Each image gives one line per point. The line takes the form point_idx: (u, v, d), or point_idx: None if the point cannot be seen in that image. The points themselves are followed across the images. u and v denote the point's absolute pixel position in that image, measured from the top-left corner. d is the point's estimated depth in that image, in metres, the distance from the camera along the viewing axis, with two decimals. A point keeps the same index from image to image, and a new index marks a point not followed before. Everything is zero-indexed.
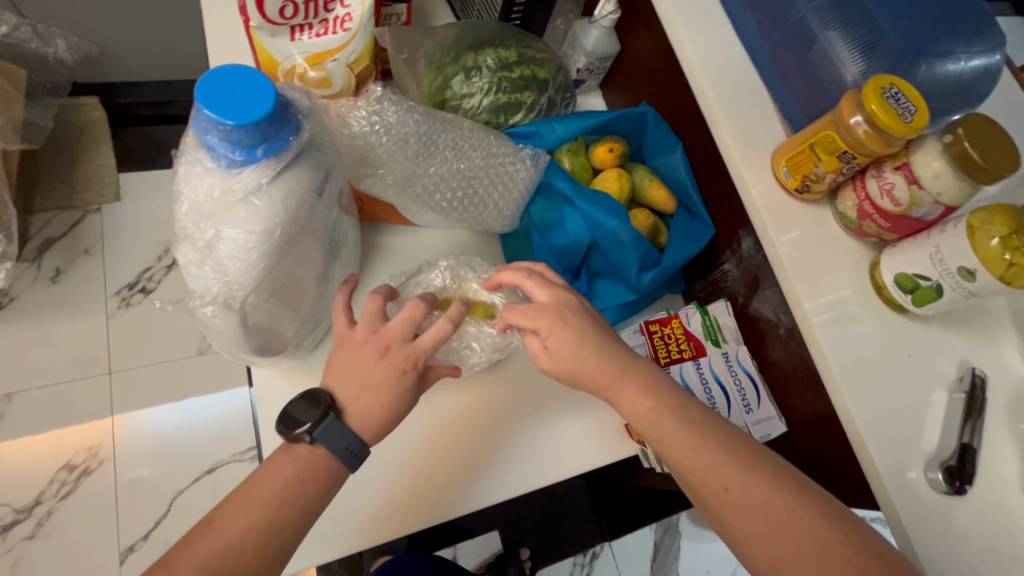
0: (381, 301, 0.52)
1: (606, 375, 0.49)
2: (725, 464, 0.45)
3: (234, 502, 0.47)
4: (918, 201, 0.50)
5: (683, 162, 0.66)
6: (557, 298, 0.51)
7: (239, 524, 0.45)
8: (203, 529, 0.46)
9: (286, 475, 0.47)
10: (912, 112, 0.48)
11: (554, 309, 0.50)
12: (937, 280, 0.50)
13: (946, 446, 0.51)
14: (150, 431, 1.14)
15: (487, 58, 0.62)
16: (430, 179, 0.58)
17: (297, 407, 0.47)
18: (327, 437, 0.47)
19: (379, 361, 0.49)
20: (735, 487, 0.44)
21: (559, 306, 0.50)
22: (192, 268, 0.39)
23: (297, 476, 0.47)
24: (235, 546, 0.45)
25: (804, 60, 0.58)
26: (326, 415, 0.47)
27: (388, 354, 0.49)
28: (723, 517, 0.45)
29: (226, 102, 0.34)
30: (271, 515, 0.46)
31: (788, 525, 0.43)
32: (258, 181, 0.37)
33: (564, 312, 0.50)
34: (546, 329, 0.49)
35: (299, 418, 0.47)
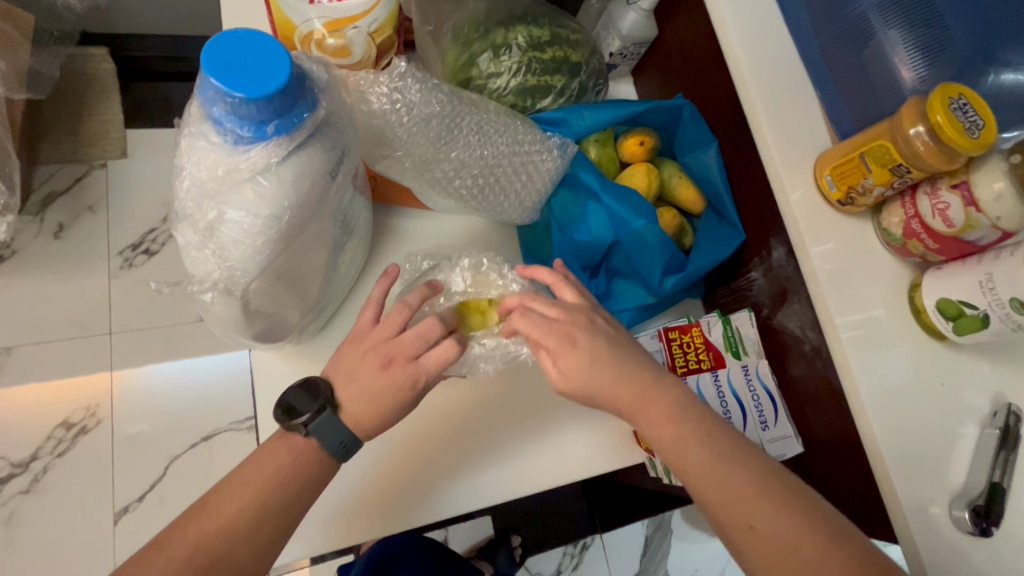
0: (407, 312, 0.49)
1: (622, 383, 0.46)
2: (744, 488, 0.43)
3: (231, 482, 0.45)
4: (974, 223, 0.46)
5: (717, 161, 0.62)
6: (568, 315, 0.49)
7: (235, 508, 0.44)
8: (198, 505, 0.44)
9: (282, 461, 0.45)
10: (980, 126, 0.44)
11: (566, 329, 0.48)
12: (985, 310, 0.47)
13: (974, 483, 0.49)
14: (147, 394, 1.13)
15: (518, 36, 0.58)
16: (451, 164, 0.55)
17: (297, 398, 0.46)
18: (323, 431, 0.46)
19: (380, 372, 0.47)
20: (766, 522, 0.42)
21: (571, 325, 0.48)
22: (192, 250, 0.36)
23: (296, 463, 0.45)
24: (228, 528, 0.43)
25: (858, 60, 0.54)
26: (324, 409, 0.46)
27: (390, 366, 0.47)
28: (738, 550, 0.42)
29: (236, 72, 0.31)
30: (268, 497, 0.44)
31: (814, 560, 0.40)
32: (267, 161, 0.33)
33: (574, 333, 0.48)
34: (555, 347, 0.47)
35: (298, 409, 0.46)
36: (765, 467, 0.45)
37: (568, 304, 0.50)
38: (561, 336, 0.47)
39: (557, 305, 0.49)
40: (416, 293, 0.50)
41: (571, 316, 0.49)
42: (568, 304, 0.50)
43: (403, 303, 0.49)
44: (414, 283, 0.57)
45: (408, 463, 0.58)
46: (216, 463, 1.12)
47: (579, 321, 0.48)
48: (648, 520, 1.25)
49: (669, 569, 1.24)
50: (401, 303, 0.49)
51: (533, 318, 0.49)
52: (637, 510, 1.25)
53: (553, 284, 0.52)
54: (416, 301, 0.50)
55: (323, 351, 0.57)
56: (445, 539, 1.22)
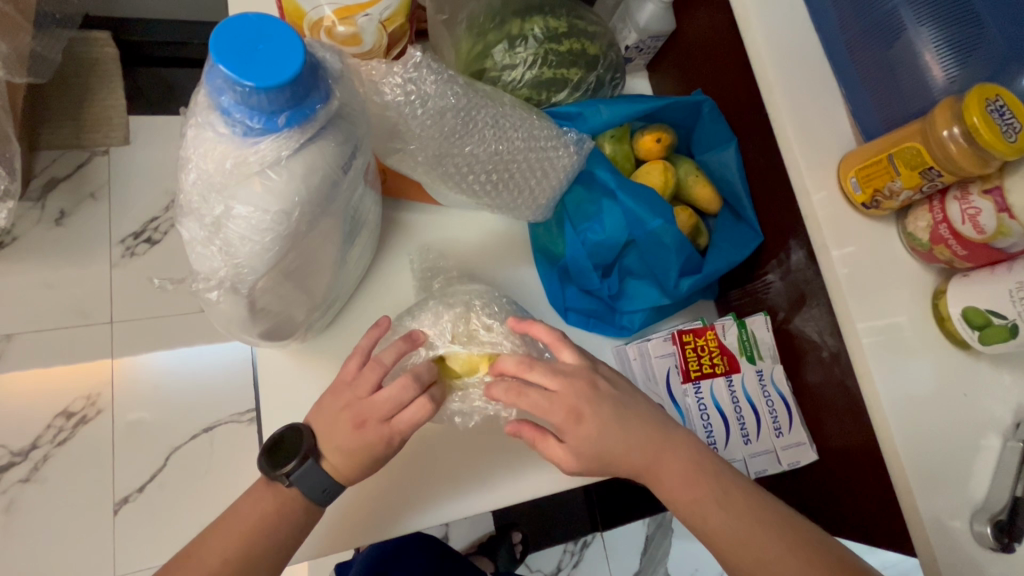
0: (381, 369, 0.47)
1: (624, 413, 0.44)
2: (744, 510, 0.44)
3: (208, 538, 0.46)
4: (1005, 230, 0.45)
5: (736, 160, 0.60)
6: (567, 386, 0.46)
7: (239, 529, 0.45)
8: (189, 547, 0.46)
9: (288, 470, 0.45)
10: (1018, 129, 0.42)
11: (570, 404, 0.46)
12: (1014, 320, 0.46)
13: (997, 497, 0.47)
14: (148, 384, 1.11)
15: (534, 27, 0.57)
16: (464, 159, 0.53)
17: (286, 442, 0.46)
18: (306, 479, 0.45)
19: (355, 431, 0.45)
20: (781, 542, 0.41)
21: (574, 398, 0.46)
22: (197, 246, 0.34)
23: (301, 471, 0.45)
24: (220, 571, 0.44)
25: (886, 58, 0.52)
26: (307, 459, 0.45)
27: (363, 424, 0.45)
28: None
29: (247, 59, 0.29)
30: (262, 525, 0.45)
31: None
32: (278, 153, 0.32)
33: (580, 407, 0.46)
34: (563, 421, 0.46)
35: (285, 455, 0.46)
36: (760, 493, 0.45)
37: (570, 369, 0.47)
38: (566, 412, 0.46)
39: (556, 373, 0.47)
40: (390, 349, 0.47)
41: (573, 386, 0.46)
42: (569, 368, 0.47)
43: (375, 360, 0.47)
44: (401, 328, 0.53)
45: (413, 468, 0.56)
46: (217, 455, 1.11)
47: (581, 391, 0.47)
48: (648, 519, 1.25)
49: (669, 569, 1.23)
50: (375, 359, 0.47)
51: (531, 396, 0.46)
52: (638, 509, 1.24)
53: (551, 343, 0.49)
54: (392, 359, 0.47)
55: (329, 349, 0.56)
56: (445, 535, 1.22)
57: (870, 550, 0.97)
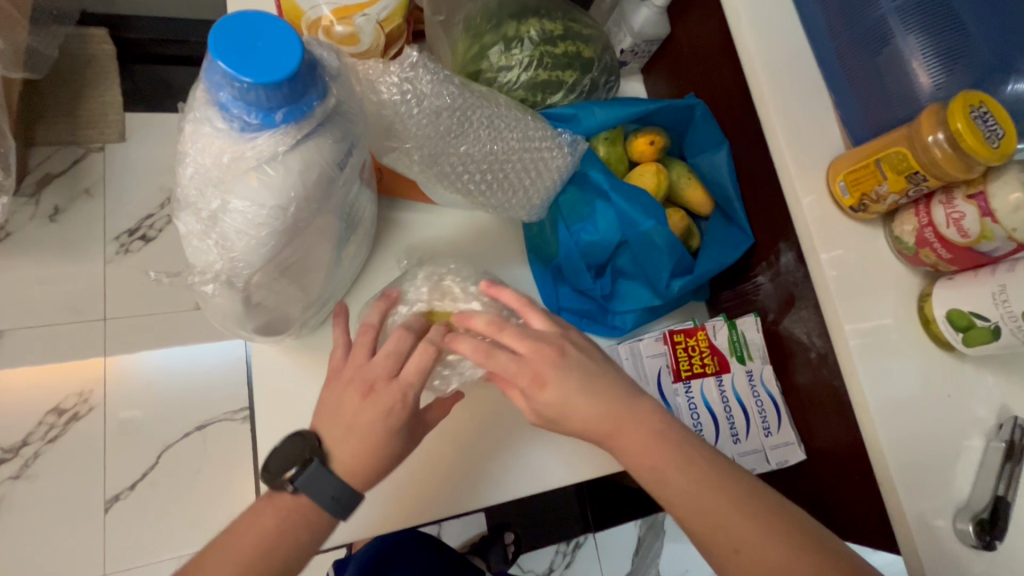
0: (372, 334, 0.47)
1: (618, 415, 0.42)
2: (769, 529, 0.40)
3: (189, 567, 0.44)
4: (988, 234, 0.46)
5: (728, 163, 0.61)
6: (535, 350, 0.45)
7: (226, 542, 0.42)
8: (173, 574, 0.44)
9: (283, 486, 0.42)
10: (1000, 136, 0.43)
11: (537, 368, 0.44)
12: (996, 322, 0.47)
13: (979, 496, 0.48)
14: (141, 381, 1.11)
15: (530, 30, 0.57)
16: (459, 158, 0.53)
17: (283, 453, 0.44)
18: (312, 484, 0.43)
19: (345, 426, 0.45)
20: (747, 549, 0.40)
21: (540, 362, 0.44)
22: (194, 239, 0.35)
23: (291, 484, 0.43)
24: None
25: (873, 65, 0.53)
26: (311, 461, 0.43)
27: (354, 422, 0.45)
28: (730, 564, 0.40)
29: (244, 56, 0.30)
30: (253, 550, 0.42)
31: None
32: (274, 149, 0.32)
33: (542, 371, 0.44)
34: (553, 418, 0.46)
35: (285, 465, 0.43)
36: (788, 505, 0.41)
37: (539, 334, 0.46)
38: (531, 376, 0.44)
39: (525, 335, 0.46)
40: (375, 309, 0.49)
41: (540, 351, 0.45)
42: (539, 334, 0.46)
43: (365, 323, 0.48)
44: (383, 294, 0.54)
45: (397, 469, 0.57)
46: (210, 453, 1.11)
47: (547, 355, 0.45)
48: (640, 519, 1.25)
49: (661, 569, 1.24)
50: (365, 325, 0.48)
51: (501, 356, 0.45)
52: (629, 509, 1.25)
53: (519, 307, 0.49)
54: (379, 319, 0.49)
55: (324, 346, 0.57)
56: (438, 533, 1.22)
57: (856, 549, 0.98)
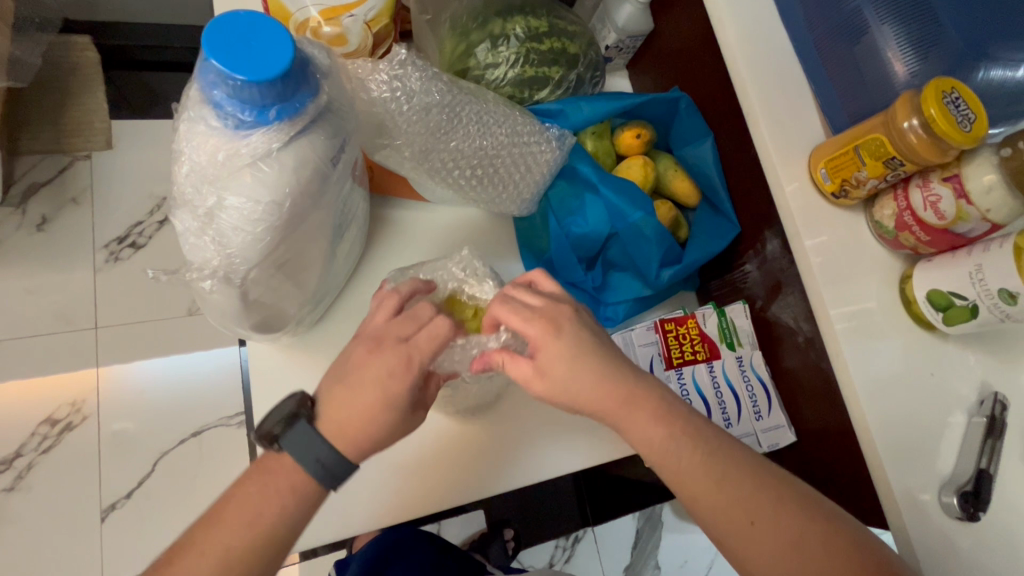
0: (399, 299, 0.48)
1: (613, 401, 0.43)
2: (777, 512, 0.40)
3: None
4: (964, 215, 0.47)
5: (713, 154, 0.63)
6: (553, 305, 0.46)
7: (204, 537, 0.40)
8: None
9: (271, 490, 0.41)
10: (972, 120, 0.45)
11: (551, 318, 0.45)
12: (974, 300, 0.48)
13: (963, 470, 0.50)
14: (134, 389, 1.11)
15: (516, 26, 0.58)
16: (450, 153, 0.54)
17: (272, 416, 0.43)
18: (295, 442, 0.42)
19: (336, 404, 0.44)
20: (763, 522, 0.40)
21: (555, 313, 0.46)
22: (190, 236, 0.35)
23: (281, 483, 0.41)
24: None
25: (850, 53, 0.55)
26: (297, 420, 0.42)
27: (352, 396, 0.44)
28: (726, 543, 0.41)
29: (238, 55, 0.30)
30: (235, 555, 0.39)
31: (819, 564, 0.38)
32: (268, 146, 0.33)
33: (560, 321, 0.45)
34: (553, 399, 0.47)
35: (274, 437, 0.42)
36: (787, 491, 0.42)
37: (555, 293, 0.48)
38: (545, 325, 0.45)
39: (540, 294, 0.47)
40: (409, 283, 0.50)
41: (556, 305, 0.46)
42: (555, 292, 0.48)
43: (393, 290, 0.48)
44: (402, 276, 0.54)
45: (392, 465, 0.58)
46: (206, 458, 1.11)
47: (563, 310, 0.46)
48: (638, 512, 1.26)
49: (659, 562, 1.24)
50: (393, 290, 0.48)
51: (514, 307, 0.46)
52: (627, 502, 1.26)
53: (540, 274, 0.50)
54: (408, 292, 0.49)
55: (319, 345, 0.57)
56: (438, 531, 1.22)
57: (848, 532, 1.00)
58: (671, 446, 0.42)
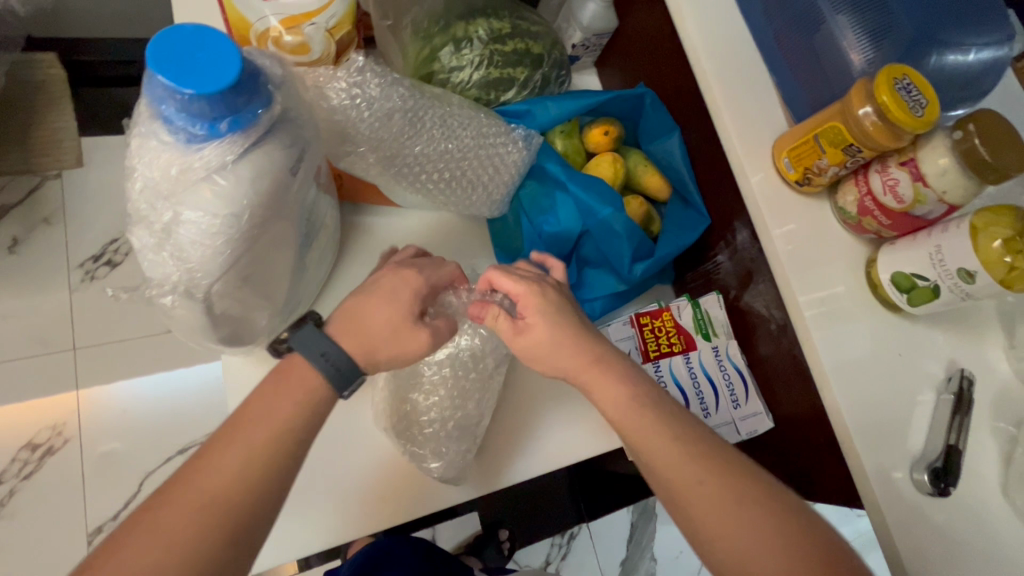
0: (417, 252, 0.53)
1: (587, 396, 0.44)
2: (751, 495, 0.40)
3: (170, 497, 0.37)
4: (922, 198, 0.48)
5: (680, 148, 0.64)
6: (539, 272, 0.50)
7: (234, 440, 0.39)
8: (144, 510, 0.37)
9: (295, 399, 0.41)
10: (923, 105, 0.46)
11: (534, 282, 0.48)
12: (935, 281, 0.49)
13: (933, 447, 0.51)
14: (116, 410, 1.09)
15: (478, 29, 0.59)
16: (416, 158, 0.54)
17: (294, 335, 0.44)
18: (305, 344, 0.43)
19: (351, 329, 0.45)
20: (709, 480, 0.40)
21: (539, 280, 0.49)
22: (148, 253, 0.35)
23: (300, 415, 0.41)
24: (205, 536, 0.36)
25: (810, 43, 0.56)
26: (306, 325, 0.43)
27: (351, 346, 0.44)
28: None
29: (185, 68, 0.30)
30: (266, 456, 0.39)
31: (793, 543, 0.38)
32: (222, 159, 0.33)
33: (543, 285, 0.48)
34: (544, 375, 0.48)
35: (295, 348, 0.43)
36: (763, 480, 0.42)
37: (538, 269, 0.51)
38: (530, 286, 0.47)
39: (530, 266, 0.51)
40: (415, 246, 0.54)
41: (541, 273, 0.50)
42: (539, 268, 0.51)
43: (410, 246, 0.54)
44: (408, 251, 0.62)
45: (376, 471, 0.59)
46: None
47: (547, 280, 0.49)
48: (632, 505, 1.27)
49: (655, 554, 1.25)
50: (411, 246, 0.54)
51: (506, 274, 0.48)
52: (620, 496, 1.27)
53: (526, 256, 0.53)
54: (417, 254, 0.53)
55: None
56: (432, 538, 1.22)
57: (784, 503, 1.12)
58: (647, 433, 0.42)
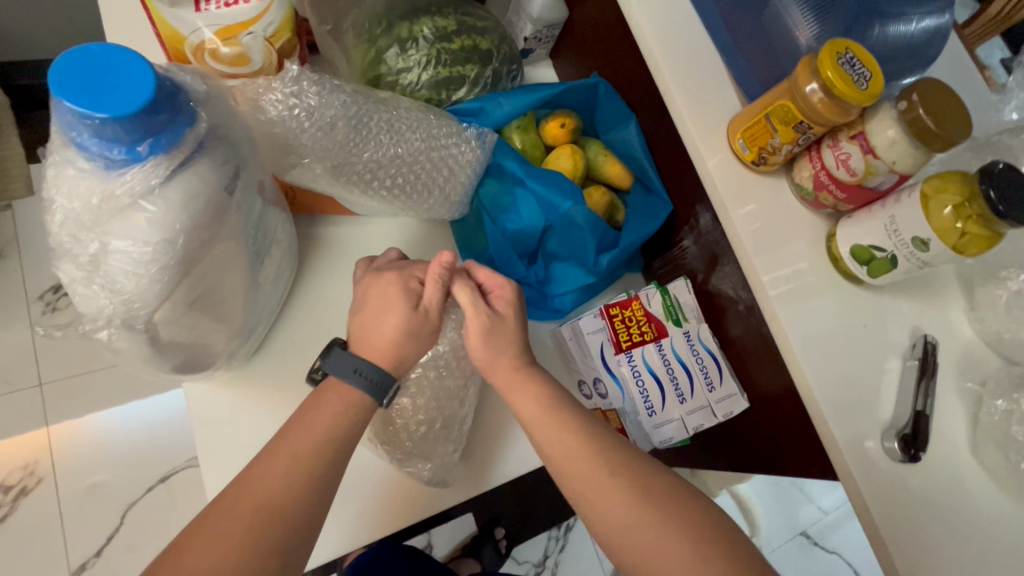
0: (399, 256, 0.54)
1: None
2: None
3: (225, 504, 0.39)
4: (873, 170, 0.49)
5: (638, 136, 0.64)
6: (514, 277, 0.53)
7: (278, 452, 0.42)
8: (201, 522, 0.38)
9: (335, 410, 0.44)
10: (867, 78, 0.46)
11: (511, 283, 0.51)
12: (892, 251, 0.50)
13: (901, 414, 0.52)
14: (89, 443, 1.05)
15: (423, 28, 0.57)
16: (366, 165, 0.53)
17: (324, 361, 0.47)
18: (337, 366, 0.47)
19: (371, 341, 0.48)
20: (620, 470, 0.44)
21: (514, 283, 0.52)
22: (78, 287, 0.34)
23: (336, 425, 0.44)
24: (261, 538, 0.38)
25: (757, 23, 0.56)
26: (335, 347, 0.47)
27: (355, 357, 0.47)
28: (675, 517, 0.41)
29: (93, 92, 0.28)
30: (311, 463, 0.42)
31: None
32: (148, 183, 0.31)
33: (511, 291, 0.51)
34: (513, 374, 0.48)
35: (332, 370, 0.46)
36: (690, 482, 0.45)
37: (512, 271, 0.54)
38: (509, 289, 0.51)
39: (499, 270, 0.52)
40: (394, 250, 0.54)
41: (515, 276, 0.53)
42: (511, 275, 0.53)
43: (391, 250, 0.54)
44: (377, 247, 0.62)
45: (355, 486, 0.57)
46: (176, 503, 1.06)
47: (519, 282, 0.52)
48: None
49: None
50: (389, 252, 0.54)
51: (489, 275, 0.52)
52: None
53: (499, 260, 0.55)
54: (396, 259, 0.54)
55: (264, 376, 0.56)
56: (429, 543, 1.21)
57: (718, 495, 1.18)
58: None
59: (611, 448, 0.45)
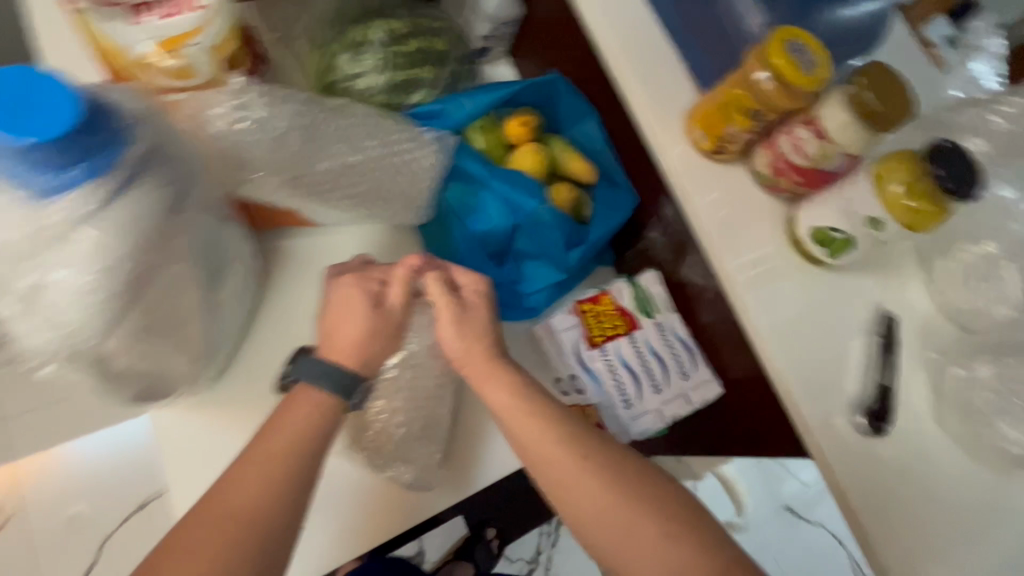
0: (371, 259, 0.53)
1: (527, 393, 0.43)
2: None
3: (197, 519, 0.38)
4: (828, 153, 0.49)
5: (599, 129, 0.65)
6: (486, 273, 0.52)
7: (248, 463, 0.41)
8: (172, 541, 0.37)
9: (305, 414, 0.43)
10: (813, 64, 0.47)
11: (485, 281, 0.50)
12: (850, 233, 0.51)
13: (867, 389, 0.53)
14: (59, 476, 1.02)
15: (376, 32, 0.56)
16: (325, 176, 0.52)
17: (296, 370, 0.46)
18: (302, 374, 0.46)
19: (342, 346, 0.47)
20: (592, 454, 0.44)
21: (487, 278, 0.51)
22: (18, 321, 0.32)
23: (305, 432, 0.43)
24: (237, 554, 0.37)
25: (707, 14, 0.58)
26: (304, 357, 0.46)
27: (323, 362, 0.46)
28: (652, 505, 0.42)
29: (19, 120, 0.28)
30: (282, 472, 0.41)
31: None
32: (84, 210, 0.30)
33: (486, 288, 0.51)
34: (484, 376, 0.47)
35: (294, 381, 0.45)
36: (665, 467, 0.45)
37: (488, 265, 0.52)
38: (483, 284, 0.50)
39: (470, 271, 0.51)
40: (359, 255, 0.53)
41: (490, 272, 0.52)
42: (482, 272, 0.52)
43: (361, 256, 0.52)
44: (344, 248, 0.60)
45: (337, 499, 0.57)
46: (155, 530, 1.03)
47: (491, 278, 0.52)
48: None
49: None
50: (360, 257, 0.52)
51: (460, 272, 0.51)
52: None
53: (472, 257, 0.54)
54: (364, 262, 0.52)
55: (234, 396, 0.55)
56: (421, 549, 1.20)
57: (702, 480, 1.19)
58: None
59: (589, 444, 0.45)
